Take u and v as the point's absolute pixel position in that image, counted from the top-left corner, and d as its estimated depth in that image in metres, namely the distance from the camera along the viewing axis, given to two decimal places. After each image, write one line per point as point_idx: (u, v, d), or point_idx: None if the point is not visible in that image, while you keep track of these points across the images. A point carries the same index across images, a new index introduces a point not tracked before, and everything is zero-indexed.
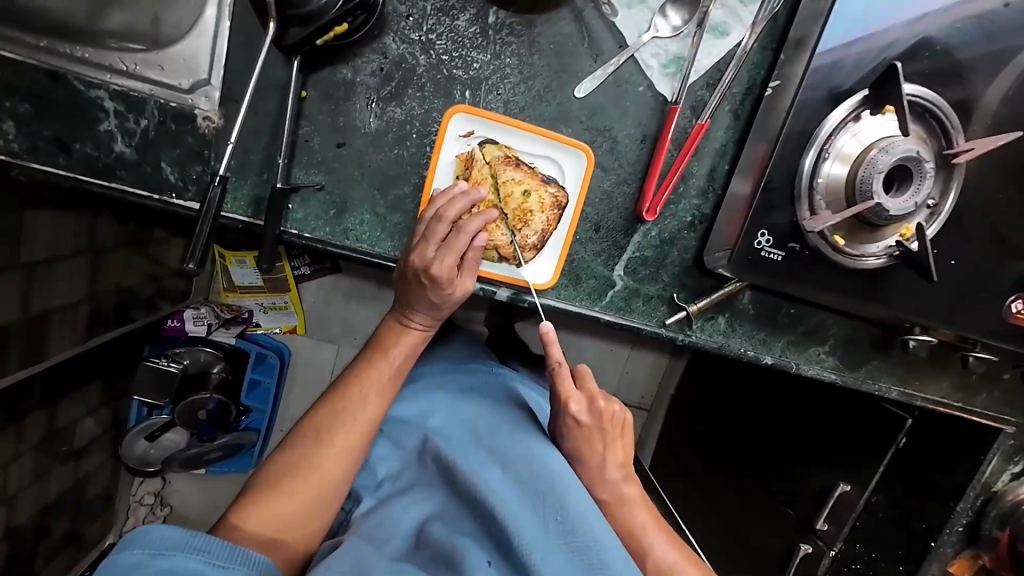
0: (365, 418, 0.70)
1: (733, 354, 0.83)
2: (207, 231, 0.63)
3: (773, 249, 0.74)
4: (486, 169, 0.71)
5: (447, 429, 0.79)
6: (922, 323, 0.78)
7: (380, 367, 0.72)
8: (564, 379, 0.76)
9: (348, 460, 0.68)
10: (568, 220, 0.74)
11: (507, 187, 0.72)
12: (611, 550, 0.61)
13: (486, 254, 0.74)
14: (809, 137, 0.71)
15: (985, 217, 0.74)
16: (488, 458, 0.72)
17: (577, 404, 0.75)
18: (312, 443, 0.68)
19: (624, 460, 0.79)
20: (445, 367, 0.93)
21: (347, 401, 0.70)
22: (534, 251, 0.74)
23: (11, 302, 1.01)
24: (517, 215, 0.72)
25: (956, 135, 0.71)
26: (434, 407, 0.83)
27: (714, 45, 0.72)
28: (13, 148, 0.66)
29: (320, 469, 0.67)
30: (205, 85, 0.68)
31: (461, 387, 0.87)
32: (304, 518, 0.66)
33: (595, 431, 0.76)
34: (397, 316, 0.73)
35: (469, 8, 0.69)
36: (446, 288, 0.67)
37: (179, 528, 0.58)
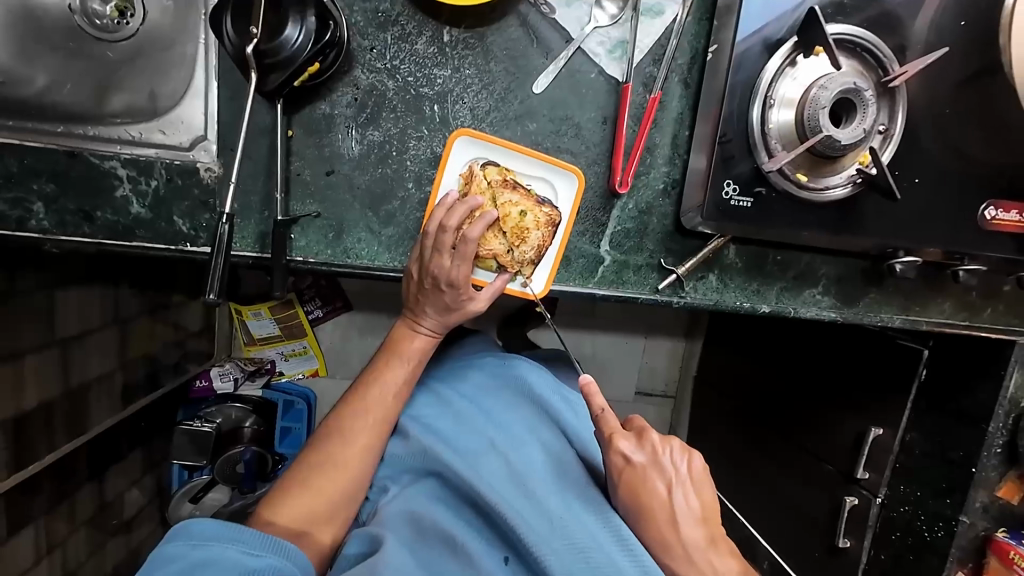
0: (382, 415, 0.75)
1: (730, 309, 0.86)
2: (223, 265, 0.70)
3: (742, 196, 0.77)
4: (490, 185, 0.76)
5: (454, 429, 0.80)
6: (905, 246, 0.81)
7: (395, 370, 0.77)
8: (611, 426, 0.72)
9: (367, 459, 0.74)
10: (561, 235, 0.80)
11: (506, 207, 0.76)
12: (606, 541, 0.66)
13: (485, 263, 0.78)
14: (753, 90, 0.75)
15: (941, 133, 0.78)
16: (493, 458, 0.75)
17: (630, 446, 0.71)
18: (334, 443, 0.73)
19: (701, 513, 0.70)
20: (459, 362, 0.93)
21: (367, 403, 0.75)
22: (531, 265, 0.79)
23: (51, 379, 1.08)
24: (514, 228, 0.76)
25: (891, 63, 0.74)
26: (444, 409, 0.84)
27: (651, 25, 0.78)
28: (45, 226, 0.74)
29: (344, 466, 0.72)
30: (204, 139, 0.76)
31: (469, 384, 0.88)
32: (328, 514, 0.71)
33: (660, 474, 0.70)
34: (408, 321, 0.78)
35: (425, 32, 0.76)
36: (461, 293, 0.72)
37: (214, 520, 0.64)
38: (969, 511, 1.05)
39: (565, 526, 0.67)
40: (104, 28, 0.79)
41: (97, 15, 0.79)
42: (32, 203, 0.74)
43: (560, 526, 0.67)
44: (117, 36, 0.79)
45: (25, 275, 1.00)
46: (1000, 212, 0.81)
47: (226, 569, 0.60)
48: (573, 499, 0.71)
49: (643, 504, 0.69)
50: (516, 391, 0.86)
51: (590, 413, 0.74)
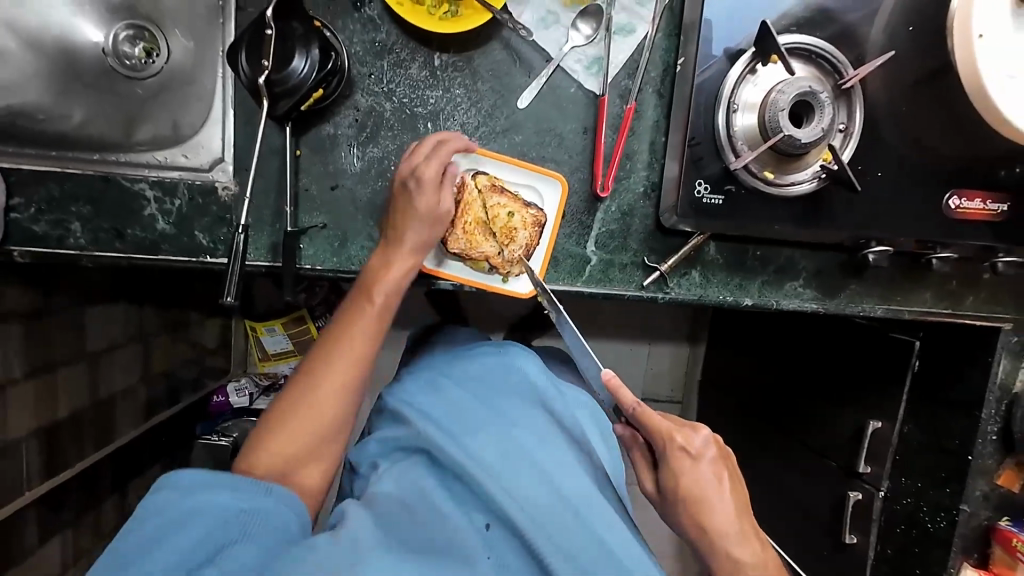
0: (358, 352, 0.77)
1: (714, 302, 0.91)
2: (238, 272, 0.77)
3: (713, 194, 0.83)
4: (478, 192, 0.83)
5: (447, 413, 0.84)
6: (877, 237, 0.84)
7: (365, 309, 0.77)
8: (661, 422, 0.74)
9: (345, 397, 0.76)
10: (548, 235, 0.86)
11: (494, 209, 0.83)
12: (573, 520, 0.73)
13: (477, 264, 0.84)
14: (717, 96, 0.81)
15: (902, 129, 0.83)
16: (482, 442, 0.79)
17: (684, 440, 0.73)
18: (314, 380, 0.76)
19: (744, 509, 0.75)
20: (453, 352, 0.97)
21: (342, 339, 0.77)
22: (522, 263, 0.84)
23: (81, 391, 1.16)
24: (501, 229, 0.83)
25: (845, 67, 0.80)
26: (436, 395, 0.88)
27: (624, 43, 0.85)
28: (81, 243, 0.83)
29: (325, 404, 0.75)
30: (222, 161, 0.84)
31: (462, 371, 0.91)
32: (311, 454, 0.75)
33: (712, 470, 0.73)
34: (379, 256, 0.78)
35: (418, 57, 0.84)
36: (426, 210, 0.76)
37: (202, 472, 0.68)
38: (969, 500, 1.06)
39: (545, 506, 0.73)
40: (133, 67, 0.89)
41: (127, 56, 0.89)
42: (71, 223, 0.83)
43: (541, 507, 0.73)
44: (143, 73, 0.89)
45: (59, 294, 1.09)
46: (964, 202, 0.85)
47: (216, 514, 0.64)
48: (550, 481, 0.76)
49: (698, 497, 0.73)
50: (511, 379, 0.90)
51: (626, 410, 0.75)
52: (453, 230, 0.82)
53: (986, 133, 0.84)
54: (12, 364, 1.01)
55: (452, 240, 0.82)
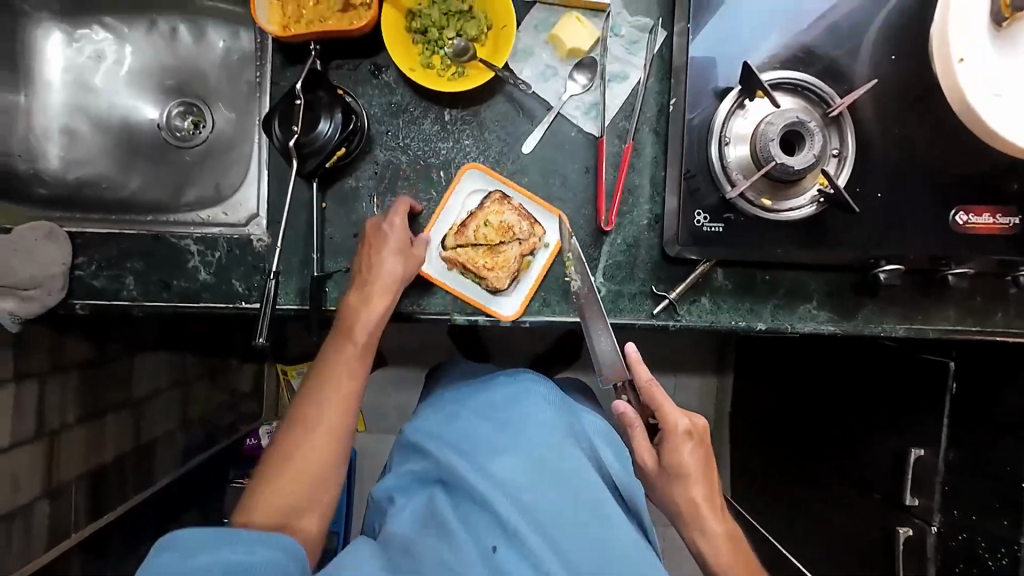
0: (342, 393, 0.81)
1: (726, 328, 0.92)
2: (269, 316, 0.84)
3: (713, 223, 0.85)
4: (455, 253, 0.89)
5: (467, 439, 0.88)
6: (886, 256, 0.85)
7: (346, 352, 0.82)
8: (676, 415, 0.87)
9: (331, 443, 0.80)
10: (526, 196, 0.91)
11: (478, 234, 0.88)
12: (582, 548, 0.76)
13: (525, 264, 0.90)
14: (710, 131, 0.86)
15: (898, 150, 0.85)
16: (503, 465, 0.83)
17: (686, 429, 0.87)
18: (300, 432, 0.79)
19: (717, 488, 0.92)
20: (470, 385, 0.99)
21: (323, 385, 0.81)
22: (534, 223, 0.90)
23: (127, 434, 1.24)
24: (503, 233, 0.88)
25: (832, 96, 0.83)
26: (455, 421, 0.91)
27: (619, 88, 0.91)
28: (133, 295, 0.91)
29: (311, 454, 0.78)
30: (257, 216, 0.93)
31: (479, 400, 0.94)
32: (305, 503, 0.78)
33: (702, 455, 0.89)
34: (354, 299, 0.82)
35: (430, 114, 0.92)
36: (399, 257, 0.83)
37: (202, 531, 0.69)
38: None
39: (556, 532, 0.77)
40: (183, 138, 1.08)
41: (178, 129, 1.08)
42: (125, 278, 0.91)
43: (555, 535, 0.77)
44: (191, 143, 1.08)
45: (111, 344, 1.19)
46: (971, 216, 0.85)
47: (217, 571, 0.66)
48: (558, 509, 0.79)
49: (690, 475, 0.88)
50: (532, 403, 0.91)
51: (641, 387, 0.88)
52: (494, 286, 0.88)
53: (984, 149, 0.85)
54: (68, 410, 1.10)
55: (503, 288, 0.89)
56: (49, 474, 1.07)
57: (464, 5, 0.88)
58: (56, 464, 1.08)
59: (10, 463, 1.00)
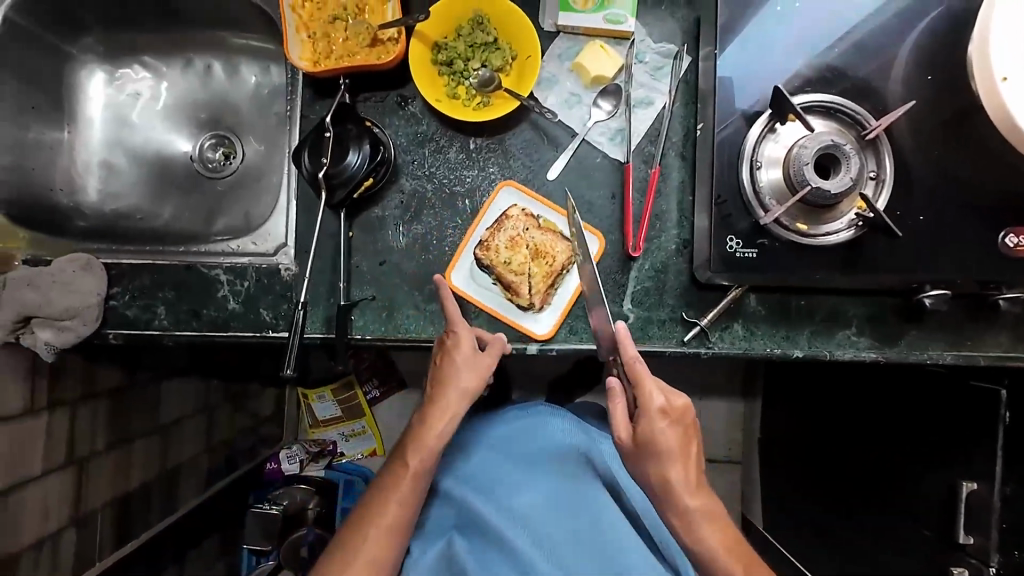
0: (393, 519, 0.81)
1: (761, 355, 0.89)
2: (297, 346, 0.84)
3: (746, 248, 0.83)
4: (538, 294, 0.87)
5: (486, 477, 0.95)
6: (930, 280, 0.81)
7: (404, 484, 0.82)
8: (653, 387, 0.78)
9: (379, 563, 0.80)
10: (490, 216, 0.91)
11: (517, 262, 0.87)
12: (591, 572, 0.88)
13: (551, 226, 0.90)
14: (740, 155, 0.84)
15: (938, 170, 0.82)
16: (526, 505, 0.92)
17: (662, 399, 0.78)
18: (350, 551, 0.79)
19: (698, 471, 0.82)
20: (485, 421, 1.02)
21: (380, 512, 0.81)
22: (514, 211, 0.90)
23: (152, 460, 1.24)
24: (520, 242, 0.88)
25: (867, 117, 0.81)
26: (473, 459, 0.97)
27: (644, 114, 0.91)
28: (164, 324, 0.92)
29: (357, 571, 0.79)
30: (285, 245, 0.94)
31: (493, 436, 0.99)
32: None
33: (680, 431, 0.80)
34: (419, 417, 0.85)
35: (455, 143, 0.93)
36: (461, 360, 0.83)
37: None
38: None
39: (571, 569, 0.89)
40: (214, 169, 1.11)
41: (210, 161, 1.11)
42: (156, 307, 0.93)
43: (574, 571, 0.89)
44: (222, 174, 1.10)
45: (140, 370, 1.21)
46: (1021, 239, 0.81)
47: None
48: (568, 544, 0.89)
49: (665, 451, 0.78)
50: (549, 443, 0.96)
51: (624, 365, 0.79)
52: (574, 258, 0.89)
53: None
54: (98, 437, 1.11)
55: (574, 246, 0.89)
56: (78, 501, 1.08)
57: (489, 37, 0.89)
58: (83, 492, 1.08)
59: (40, 491, 1.01)
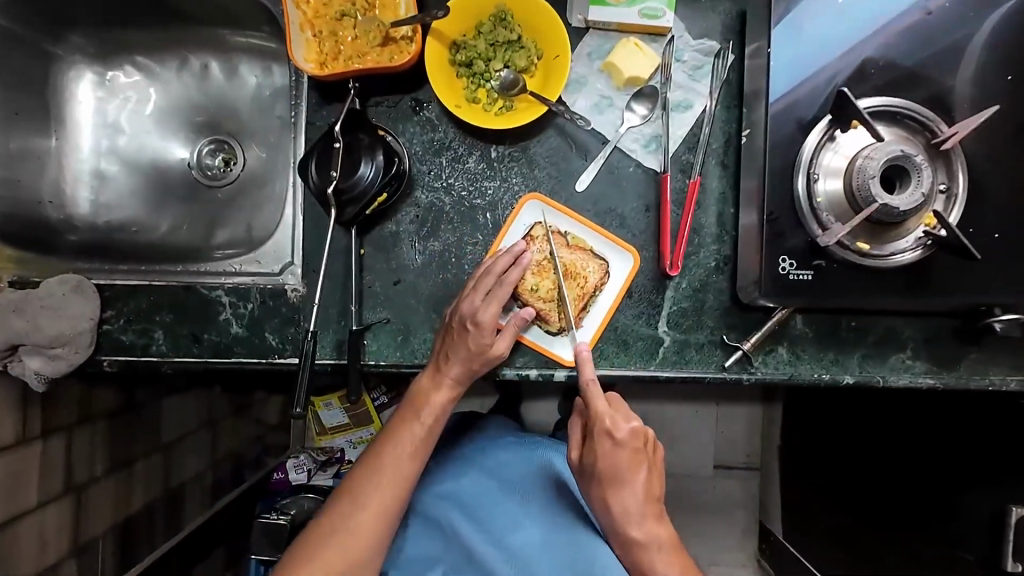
0: (400, 477, 0.78)
1: (808, 381, 0.81)
2: (307, 377, 0.77)
3: (801, 270, 0.76)
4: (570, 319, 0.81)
5: (476, 503, 0.91)
6: (1001, 302, 0.73)
7: (409, 430, 0.79)
8: (604, 409, 0.77)
9: (377, 527, 0.76)
10: (514, 233, 0.83)
11: (544, 288, 0.80)
12: None
13: (579, 244, 0.83)
14: (794, 165, 0.76)
15: (1011, 182, 0.74)
16: (517, 538, 0.88)
17: (612, 421, 0.78)
18: (348, 509, 0.76)
19: (654, 496, 0.82)
20: (483, 443, 0.98)
21: (382, 469, 0.77)
22: (536, 231, 0.82)
23: (154, 481, 1.18)
24: (547, 268, 0.81)
25: (939, 125, 0.74)
26: (462, 481, 0.93)
27: (682, 118, 0.83)
28: (162, 349, 0.86)
29: (357, 532, 0.75)
30: (291, 264, 0.87)
31: (488, 459, 0.95)
32: None
33: (631, 455, 0.79)
34: (433, 372, 0.79)
35: (475, 152, 0.85)
36: (486, 337, 0.75)
37: None
38: None
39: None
40: (213, 177, 1.03)
41: (209, 168, 1.04)
42: (154, 331, 0.86)
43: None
44: (222, 182, 1.03)
45: (140, 389, 1.15)
46: None
47: None
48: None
49: (615, 476, 0.79)
50: (541, 468, 0.93)
51: (579, 386, 0.77)
52: (605, 278, 0.82)
53: None
54: (97, 462, 1.05)
55: (606, 264, 0.82)
56: (77, 531, 1.02)
57: (512, 35, 0.81)
58: (82, 520, 1.02)
59: (37, 523, 0.95)
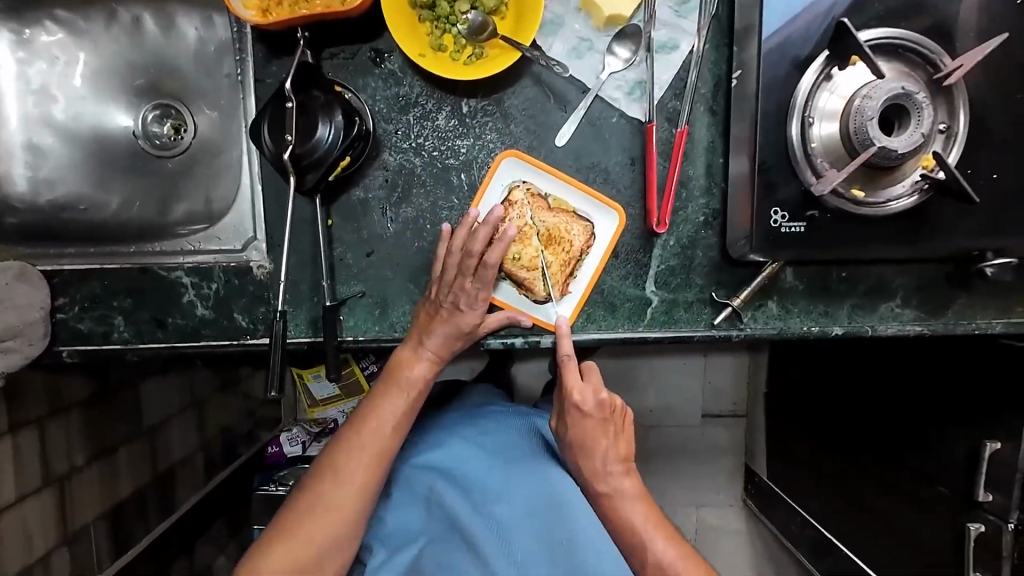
0: (381, 449, 0.76)
1: (798, 335, 0.80)
2: (280, 358, 0.73)
3: (793, 223, 0.72)
4: (555, 285, 0.78)
5: (460, 474, 0.88)
6: (994, 247, 0.71)
7: (392, 401, 0.76)
8: (576, 382, 0.77)
9: (361, 500, 0.75)
10: (489, 192, 0.78)
11: (528, 255, 0.76)
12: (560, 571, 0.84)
13: (560, 205, 0.78)
14: (788, 109, 0.71)
15: (1011, 119, 0.70)
16: (500, 507, 0.86)
17: (581, 396, 0.77)
18: (329, 483, 0.74)
19: (625, 455, 0.80)
20: (461, 414, 0.98)
21: (363, 441, 0.75)
22: (513, 195, 0.77)
23: (141, 466, 1.16)
24: (527, 235, 0.77)
25: (942, 57, 0.69)
26: (445, 448, 0.90)
27: (668, 60, 0.76)
28: (125, 336, 0.82)
29: (340, 504, 0.74)
30: (254, 239, 0.81)
31: (471, 427, 0.94)
32: (318, 563, 0.73)
33: (598, 425, 0.79)
34: (413, 343, 0.76)
35: (445, 107, 0.78)
36: (475, 308, 0.73)
37: None
38: None
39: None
40: (163, 146, 0.94)
41: (157, 136, 0.95)
42: (114, 318, 0.82)
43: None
44: (173, 151, 0.94)
45: (114, 376, 1.10)
46: None
47: None
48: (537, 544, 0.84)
49: (583, 446, 0.79)
50: (524, 435, 0.94)
51: (556, 359, 0.77)
52: (591, 241, 0.78)
53: None
54: (75, 452, 1.02)
55: (591, 225, 0.78)
56: (64, 521, 1.00)
57: None
58: (68, 511, 1.00)
59: (18, 518, 0.92)
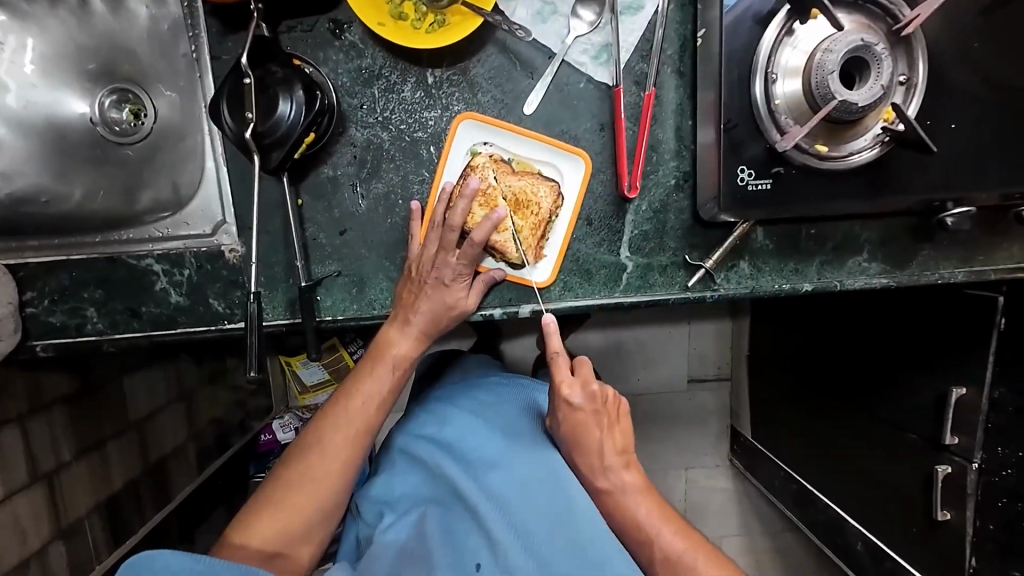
0: (366, 423, 0.77)
1: (769, 294, 0.82)
2: (257, 340, 0.73)
3: (760, 180, 0.73)
4: (528, 249, 0.78)
5: (460, 444, 0.88)
6: (956, 198, 0.73)
7: (379, 375, 0.77)
8: (565, 380, 0.79)
9: (347, 472, 0.76)
10: (450, 155, 0.77)
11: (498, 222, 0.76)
12: (562, 545, 0.76)
13: (522, 167, 0.79)
14: (752, 68, 0.71)
15: (970, 70, 0.71)
16: (498, 476, 0.83)
17: (570, 389, 0.80)
18: (316, 455, 0.76)
19: (621, 448, 0.82)
20: (459, 388, 0.99)
21: (349, 416, 0.77)
22: (475, 162, 0.77)
23: (132, 458, 1.15)
24: (493, 197, 0.76)
25: (900, 9, 0.69)
26: (450, 423, 0.91)
27: (632, 23, 0.76)
28: (99, 327, 0.82)
29: (325, 476, 0.75)
30: (224, 223, 0.81)
31: (470, 400, 0.95)
32: (305, 534, 0.75)
33: (592, 417, 0.81)
34: (398, 320, 0.76)
35: (410, 78, 0.77)
36: (452, 283, 0.74)
37: None
38: None
39: (536, 548, 0.76)
40: (123, 133, 0.88)
41: (116, 122, 0.88)
42: (87, 309, 0.82)
43: (546, 562, 0.75)
44: (134, 138, 0.88)
45: (96, 370, 1.09)
46: None
47: None
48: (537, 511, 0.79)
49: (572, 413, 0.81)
50: (523, 406, 0.95)
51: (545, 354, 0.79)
52: (559, 201, 0.78)
53: None
54: (61, 447, 1.01)
55: (558, 184, 0.78)
56: (57, 515, 0.99)
57: None
58: (60, 504, 0.99)
59: (9, 512, 0.91)
